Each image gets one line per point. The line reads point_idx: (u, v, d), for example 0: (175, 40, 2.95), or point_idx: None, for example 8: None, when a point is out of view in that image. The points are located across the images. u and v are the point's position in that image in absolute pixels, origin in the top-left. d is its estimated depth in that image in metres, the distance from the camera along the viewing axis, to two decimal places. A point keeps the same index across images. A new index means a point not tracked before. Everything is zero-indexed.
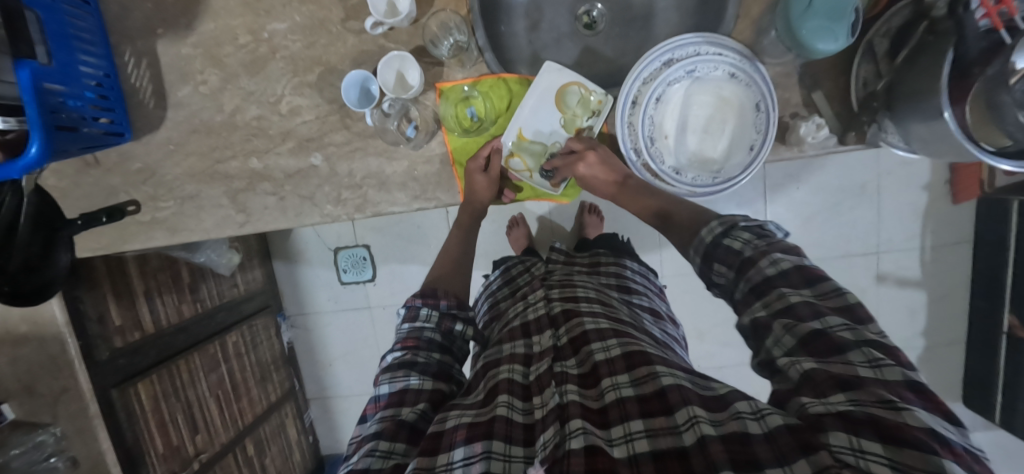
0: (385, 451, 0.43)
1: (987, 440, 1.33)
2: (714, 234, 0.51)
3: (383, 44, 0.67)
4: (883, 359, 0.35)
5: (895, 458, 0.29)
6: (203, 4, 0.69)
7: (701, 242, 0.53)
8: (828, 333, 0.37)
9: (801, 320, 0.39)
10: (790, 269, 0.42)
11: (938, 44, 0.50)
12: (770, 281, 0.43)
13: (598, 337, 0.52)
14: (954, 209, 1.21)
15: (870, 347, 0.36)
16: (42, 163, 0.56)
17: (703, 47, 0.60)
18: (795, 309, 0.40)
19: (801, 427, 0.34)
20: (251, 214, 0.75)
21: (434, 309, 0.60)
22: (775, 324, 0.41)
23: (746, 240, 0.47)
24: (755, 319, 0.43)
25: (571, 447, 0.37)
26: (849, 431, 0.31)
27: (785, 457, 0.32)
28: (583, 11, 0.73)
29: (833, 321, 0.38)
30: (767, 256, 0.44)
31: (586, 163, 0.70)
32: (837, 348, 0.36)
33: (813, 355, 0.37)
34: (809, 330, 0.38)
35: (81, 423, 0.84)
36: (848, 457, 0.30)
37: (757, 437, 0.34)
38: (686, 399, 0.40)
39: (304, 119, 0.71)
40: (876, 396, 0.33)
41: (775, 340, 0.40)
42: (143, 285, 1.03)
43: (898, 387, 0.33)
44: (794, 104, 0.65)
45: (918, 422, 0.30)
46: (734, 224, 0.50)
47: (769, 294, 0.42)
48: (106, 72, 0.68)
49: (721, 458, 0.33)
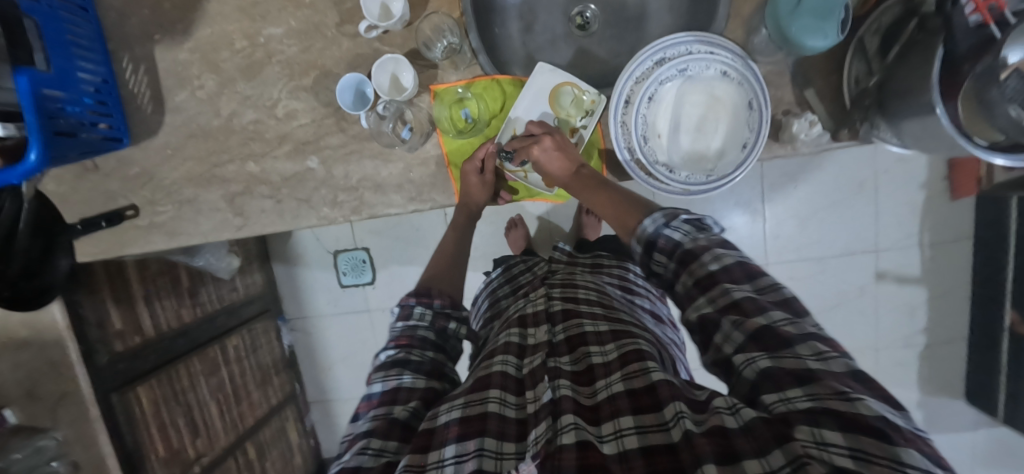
0: (377, 448, 0.43)
1: (990, 438, 1.33)
2: (656, 225, 0.51)
3: (377, 48, 0.68)
4: (829, 352, 0.35)
5: (856, 448, 0.29)
6: (200, 10, 0.70)
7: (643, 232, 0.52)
8: (774, 327, 0.37)
9: (748, 316, 0.39)
10: (732, 264, 0.43)
11: (928, 41, 0.50)
12: (713, 276, 0.43)
13: (597, 340, 0.52)
14: (953, 205, 1.21)
15: (815, 339, 0.36)
16: (41, 169, 0.56)
17: (695, 46, 0.61)
18: (741, 304, 0.40)
19: (773, 420, 0.34)
20: (249, 217, 0.75)
21: (427, 308, 0.60)
22: (723, 320, 0.41)
23: (686, 232, 0.48)
24: (702, 314, 0.43)
25: (562, 442, 0.38)
26: (812, 424, 0.31)
27: (763, 449, 0.33)
28: (576, 12, 0.74)
29: (777, 317, 0.38)
30: (709, 251, 0.44)
31: (542, 146, 0.68)
32: (786, 342, 0.37)
33: (764, 350, 0.37)
34: (756, 325, 0.38)
35: (82, 427, 0.85)
36: (813, 450, 0.30)
37: (735, 431, 0.35)
38: (675, 395, 0.40)
39: (300, 123, 0.71)
40: (830, 388, 0.33)
41: (724, 336, 0.41)
42: (143, 289, 1.03)
43: (845, 377, 0.34)
44: (786, 102, 0.66)
45: (871, 411, 0.31)
46: (675, 215, 0.50)
47: (714, 289, 0.43)
48: (104, 78, 0.68)
49: (705, 451, 0.33)
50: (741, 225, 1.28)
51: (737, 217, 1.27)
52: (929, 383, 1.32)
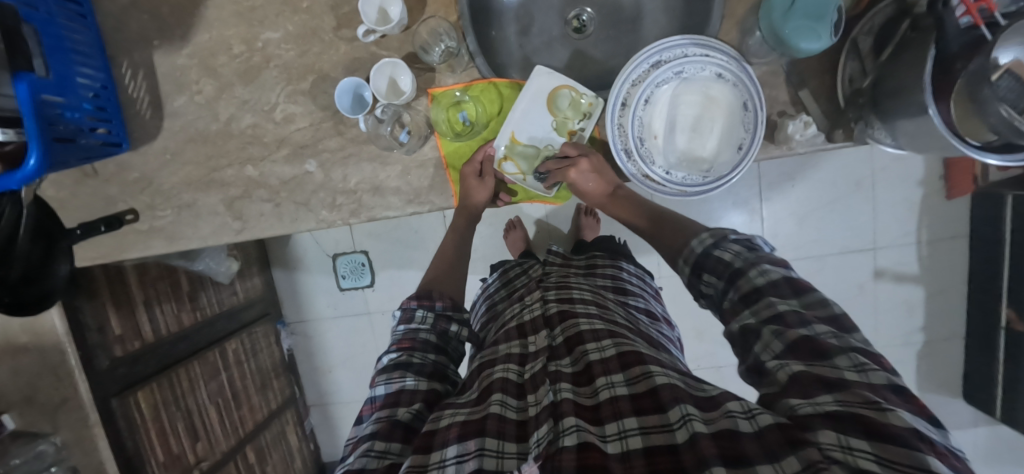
0: (380, 450, 0.43)
1: (989, 435, 1.33)
2: (704, 246, 0.55)
3: (374, 52, 0.68)
4: (869, 365, 0.36)
5: (881, 454, 0.30)
6: (198, 15, 0.70)
7: (690, 253, 0.56)
8: (815, 338, 0.39)
9: (789, 327, 0.41)
10: (779, 280, 0.45)
11: (921, 40, 0.51)
12: (759, 290, 0.45)
13: (593, 337, 0.53)
14: (948, 204, 1.22)
15: (855, 352, 0.38)
16: (41, 175, 0.57)
17: (691, 49, 0.61)
18: (783, 317, 0.42)
19: (790, 425, 0.34)
20: (248, 220, 0.75)
21: (429, 311, 0.60)
22: (764, 330, 0.43)
23: (736, 252, 0.50)
24: (744, 326, 0.45)
25: (564, 444, 0.38)
26: (837, 429, 0.32)
27: (775, 454, 0.33)
28: (572, 15, 0.74)
29: (821, 329, 0.40)
30: (756, 267, 0.47)
31: (580, 169, 0.70)
32: (824, 354, 0.38)
33: (801, 359, 0.39)
34: (798, 336, 0.40)
35: (82, 432, 0.85)
36: (837, 453, 0.31)
37: (746, 435, 0.35)
38: (678, 397, 0.41)
39: (298, 126, 0.72)
40: (862, 397, 0.34)
41: (765, 344, 0.42)
42: (143, 294, 1.03)
43: (882, 390, 0.35)
44: (781, 102, 0.66)
45: (903, 421, 0.31)
46: (724, 236, 0.54)
47: (759, 302, 0.44)
48: (103, 84, 0.69)
49: (711, 454, 0.34)
50: (738, 226, 1.28)
51: (735, 217, 1.27)
52: (928, 381, 1.33)
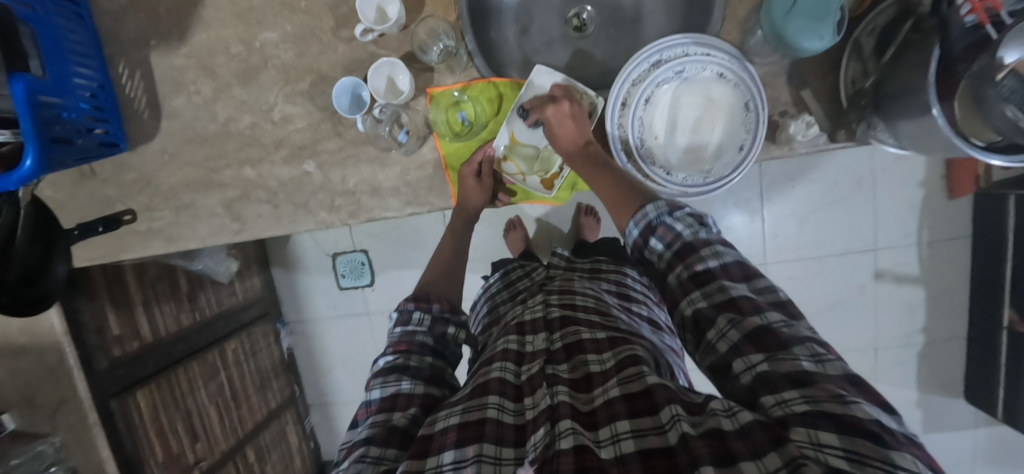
0: (376, 456, 0.43)
1: (990, 436, 1.33)
2: (659, 212, 0.53)
3: (373, 52, 0.68)
4: (826, 355, 0.37)
5: (850, 449, 0.30)
6: (195, 15, 0.70)
7: (643, 217, 0.54)
8: (773, 330, 0.39)
9: (745, 316, 0.41)
10: (730, 263, 0.46)
11: (922, 43, 0.50)
12: (710, 272, 0.46)
13: (594, 347, 0.52)
14: (951, 204, 1.21)
15: (811, 342, 0.38)
16: (37, 175, 0.56)
17: (692, 48, 0.61)
18: (737, 302, 0.42)
19: (769, 422, 0.34)
20: (246, 221, 0.75)
21: (426, 313, 0.60)
22: (719, 317, 0.42)
23: (690, 225, 0.50)
24: (695, 308, 0.45)
25: (560, 447, 0.38)
26: (808, 425, 0.32)
27: (758, 451, 0.32)
28: (573, 14, 0.73)
29: (773, 317, 0.40)
30: (709, 246, 0.47)
31: (559, 107, 0.66)
32: (783, 344, 0.38)
33: (761, 352, 0.38)
34: (755, 325, 0.40)
35: (81, 432, 0.85)
36: (808, 450, 0.31)
37: (730, 433, 0.35)
38: (671, 398, 0.40)
39: (297, 127, 0.71)
40: (827, 391, 0.33)
41: (719, 332, 0.42)
42: (142, 295, 1.03)
43: (840, 381, 0.35)
44: (783, 103, 0.65)
45: (866, 414, 0.31)
46: (679, 206, 0.53)
47: (710, 285, 0.45)
48: (100, 84, 0.68)
49: (701, 453, 0.33)
50: (739, 226, 1.28)
51: (736, 218, 1.27)
52: (929, 382, 1.32)
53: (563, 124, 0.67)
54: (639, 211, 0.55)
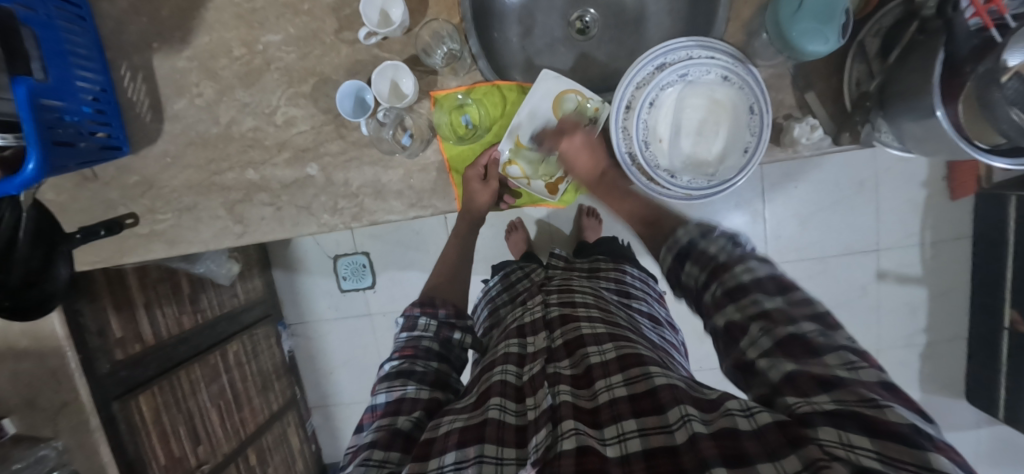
0: (379, 459, 0.43)
1: (992, 436, 1.33)
2: (690, 236, 0.53)
3: (376, 54, 0.67)
4: (860, 362, 0.36)
5: (882, 452, 0.30)
6: (198, 18, 0.70)
7: (675, 243, 0.54)
8: (804, 337, 0.38)
9: (777, 325, 0.40)
10: (763, 277, 0.44)
11: (930, 43, 0.50)
12: (744, 287, 0.44)
13: (595, 341, 0.52)
14: (952, 204, 1.21)
15: (845, 350, 0.37)
16: (41, 179, 0.56)
17: (695, 51, 0.61)
18: (770, 314, 0.41)
19: (790, 423, 0.34)
20: (249, 224, 0.75)
21: (432, 318, 0.60)
22: (751, 326, 0.42)
23: (722, 246, 0.49)
24: (728, 321, 0.44)
25: (562, 448, 0.37)
26: (836, 426, 0.32)
27: (775, 452, 0.32)
28: (575, 17, 0.74)
29: (808, 327, 0.39)
30: (743, 263, 0.46)
31: (571, 141, 0.69)
32: (814, 352, 0.38)
33: (791, 358, 0.38)
34: (786, 333, 0.39)
35: (83, 436, 0.84)
36: (838, 450, 0.31)
37: (745, 434, 0.35)
38: (677, 398, 0.40)
39: (300, 130, 0.71)
40: (857, 394, 0.33)
41: (750, 342, 0.41)
42: (143, 296, 1.03)
43: (874, 386, 0.34)
44: (787, 105, 0.65)
45: (900, 418, 0.31)
46: (711, 229, 0.52)
47: (744, 299, 0.43)
48: (102, 87, 0.68)
49: (711, 454, 0.33)
50: (740, 227, 1.28)
51: (738, 219, 1.27)
52: (930, 382, 1.32)
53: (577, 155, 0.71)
54: (669, 239, 0.56)
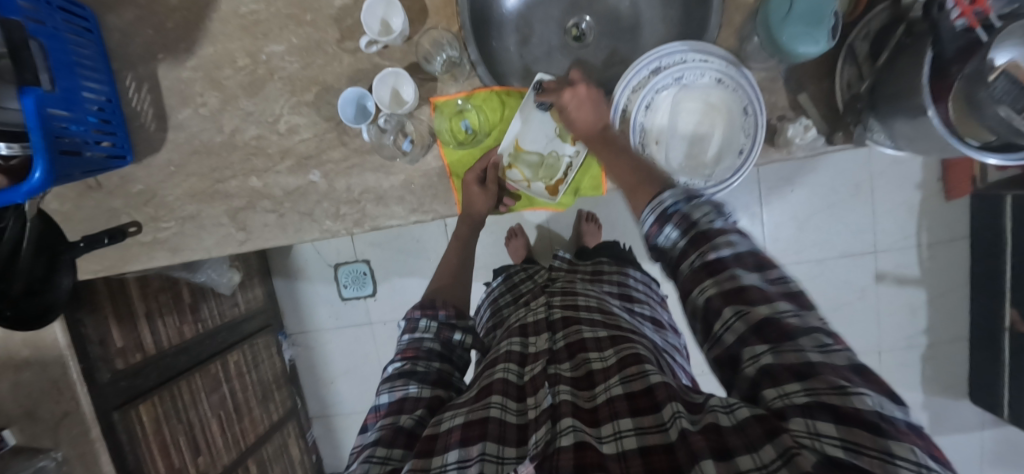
0: (382, 456, 0.43)
1: (996, 438, 1.32)
2: (675, 199, 0.47)
3: (377, 62, 0.69)
4: (832, 344, 0.35)
5: (847, 439, 0.30)
6: (203, 29, 0.71)
7: (659, 205, 0.47)
8: (780, 320, 0.36)
9: (752, 306, 0.38)
10: (745, 252, 0.41)
11: (917, 46, 0.52)
12: (724, 261, 0.41)
13: (596, 346, 0.52)
14: (948, 205, 1.22)
15: (819, 332, 0.36)
16: (46, 187, 0.57)
17: (689, 55, 0.62)
18: (746, 291, 0.39)
19: (766, 415, 0.34)
20: (252, 231, 0.76)
21: (433, 319, 0.60)
22: (726, 309, 0.39)
23: (705, 212, 0.44)
24: (706, 301, 0.41)
25: (560, 444, 0.38)
26: (805, 415, 0.32)
27: (753, 445, 0.33)
28: (573, 24, 0.75)
29: (783, 307, 0.37)
30: (724, 235, 0.42)
31: (575, 93, 0.66)
32: (789, 335, 0.36)
33: (766, 343, 0.36)
34: (761, 316, 0.37)
35: (83, 447, 0.84)
36: (805, 440, 0.31)
37: (727, 429, 0.35)
38: (672, 395, 0.40)
39: (302, 137, 0.72)
40: (827, 382, 0.32)
41: (726, 325, 0.39)
42: (145, 306, 1.03)
43: (844, 370, 0.33)
44: (780, 107, 0.67)
45: (868, 405, 0.30)
46: (694, 193, 0.47)
47: (722, 274, 0.40)
48: (108, 97, 0.69)
49: (700, 446, 0.34)
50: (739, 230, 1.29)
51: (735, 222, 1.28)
52: (933, 383, 1.32)
53: (581, 108, 0.66)
54: (654, 200, 0.49)
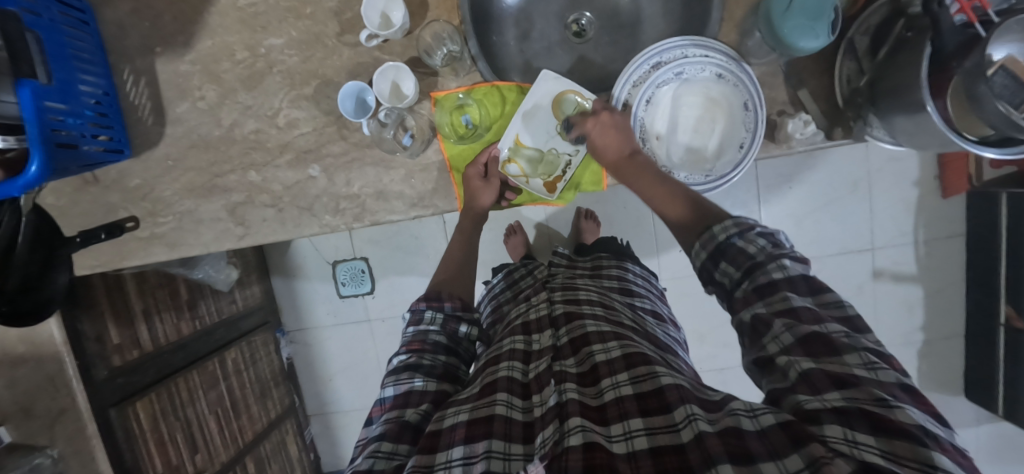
0: (388, 451, 0.43)
1: (991, 434, 1.33)
2: (727, 233, 0.50)
3: (378, 56, 0.69)
4: (879, 363, 0.35)
5: (887, 450, 0.30)
6: (201, 22, 0.71)
7: (711, 239, 0.51)
8: (826, 335, 0.38)
9: (801, 322, 0.39)
10: (797, 276, 0.43)
11: (918, 42, 0.52)
12: (774, 284, 0.43)
13: (599, 338, 0.52)
14: (944, 202, 1.23)
15: (866, 350, 0.36)
16: (43, 180, 0.56)
17: (690, 50, 0.62)
18: (797, 311, 0.40)
19: (792, 422, 0.34)
20: (250, 226, 0.75)
21: (438, 311, 0.60)
22: (775, 322, 0.41)
23: (761, 246, 0.46)
24: (755, 316, 0.43)
25: (569, 444, 0.37)
26: (843, 424, 0.32)
27: (778, 452, 0.32)
28: (572, 19, 0.76)
29: (834, 327, 0.38)
30: (776, 260, 0.44)
31: (598, 119, 0.65)
32: (835, 349, 0.37)
33: (810, 355, 0.38)
34: (809, 330, 0.38)
35: (80, 444, 0.83)
36: (842, 446, 0.31)
37: (749, 433, 0.35)
38: (684, 398, 0.40)
39: (302, 131, 0.72)
40: (869, 393, 0.33)
41: (773, 336, 0.41)
42: (142, 303, 1.02)
43: (892, 387, 0.34)
44: (780, 102, 0.67)
45: (909, 417, 0.31)
46: (749, 227, 0.49)
47: (772, 296, 0.42)
48: (105, 90, 0.69)
49: (718, 451, 0.33)
50: None
51: None
52: (928, 379, 1.33)
53: (605, 134, 0.65)
54: (704, 234, 0.52)
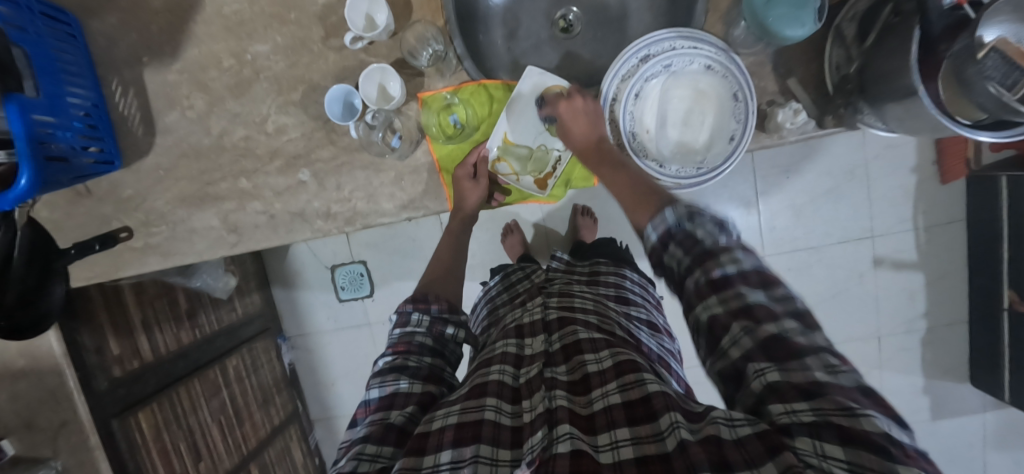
0: (372, 453, 0.42)
1: (998, 420, 1.32)
2: (677, 217, 0.48)
3: (363, 59, 0.68)
4: (839, 365, 0.36)
5: (854, 462, 0.30)
6: (187, 32, 0.71)
7: (663, 222, 0.49)
8: (786, 339, 0.37)
9: (759, 324, 0.39)
10: (749, 270, 0.42)
11: (904, 25, 0.51)
12: (729, 279, 0.42)
13: (591, 347, 0.52)
14: (944, 188, 1.22)
15: (825, 352, 0.36)
16: (32, 195, 0.56)
17: (678, 41, 0.61)
18: (753, 310, 0.40)
19: (768, 431, 0.34)
20: (243, 233, 0.75)
21: (425, 313, 0.60)
22: (733, 325, 0.40)
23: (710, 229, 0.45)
24: (712, 316, 0.42)
25: (557, 451, 0.37)
26: (813, 435, 0.32)
27: (753, 462, 0.32)
28: (559, 15, 0.75)
29: (789, 326, 0.38)
30: (729, 252, 0.43)
31: (572, 103, 0.66)
32: (795, 353, 0.37)
33: (773, 361, 0.37)
34: (768, 334, 0.38)
35: (83, 455, 0.83)
36: (811, 458, 0.31)
37: (727, 443, 0.35)
38: (670, 405, 0.40)
39: (290, 137, 0.72)
40: (834, 402, 0.33)
41: (732, 340, 0.40)
42: (141, 314, 1.03)
43: (852, 392, 0.34)
44: (770, 92, 0.66)
45: (875, 427, 0.31)
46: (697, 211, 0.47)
47: (727, 291, 0.41)
48: (94, 102, 0.69)
49: (699, 459, 0.33)
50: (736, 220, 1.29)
51: (731, 213, 1.28)
52: (933, 367, 1.32)
53: (575, 117, 0.66)
54: (657, 215, 0.50)
